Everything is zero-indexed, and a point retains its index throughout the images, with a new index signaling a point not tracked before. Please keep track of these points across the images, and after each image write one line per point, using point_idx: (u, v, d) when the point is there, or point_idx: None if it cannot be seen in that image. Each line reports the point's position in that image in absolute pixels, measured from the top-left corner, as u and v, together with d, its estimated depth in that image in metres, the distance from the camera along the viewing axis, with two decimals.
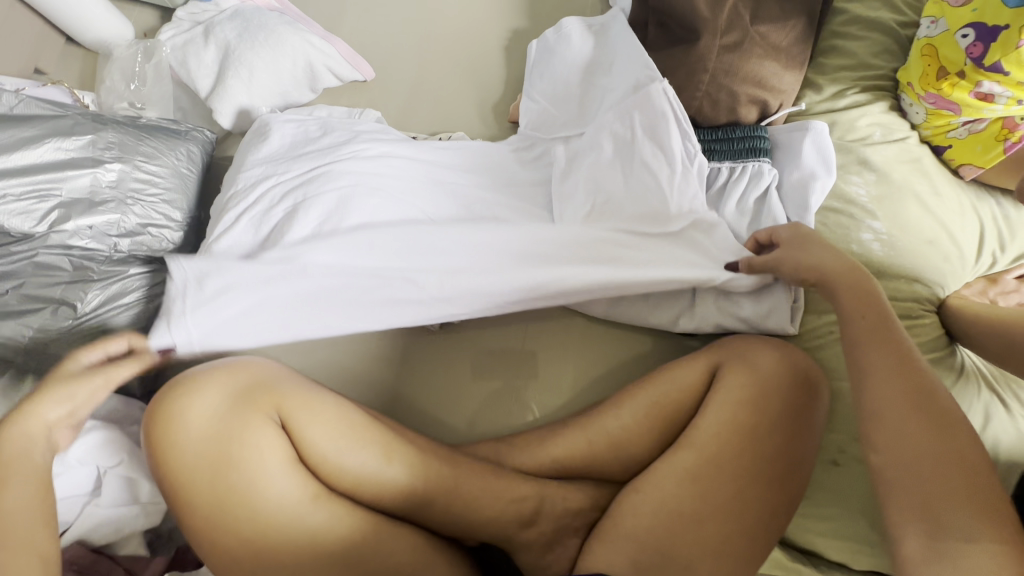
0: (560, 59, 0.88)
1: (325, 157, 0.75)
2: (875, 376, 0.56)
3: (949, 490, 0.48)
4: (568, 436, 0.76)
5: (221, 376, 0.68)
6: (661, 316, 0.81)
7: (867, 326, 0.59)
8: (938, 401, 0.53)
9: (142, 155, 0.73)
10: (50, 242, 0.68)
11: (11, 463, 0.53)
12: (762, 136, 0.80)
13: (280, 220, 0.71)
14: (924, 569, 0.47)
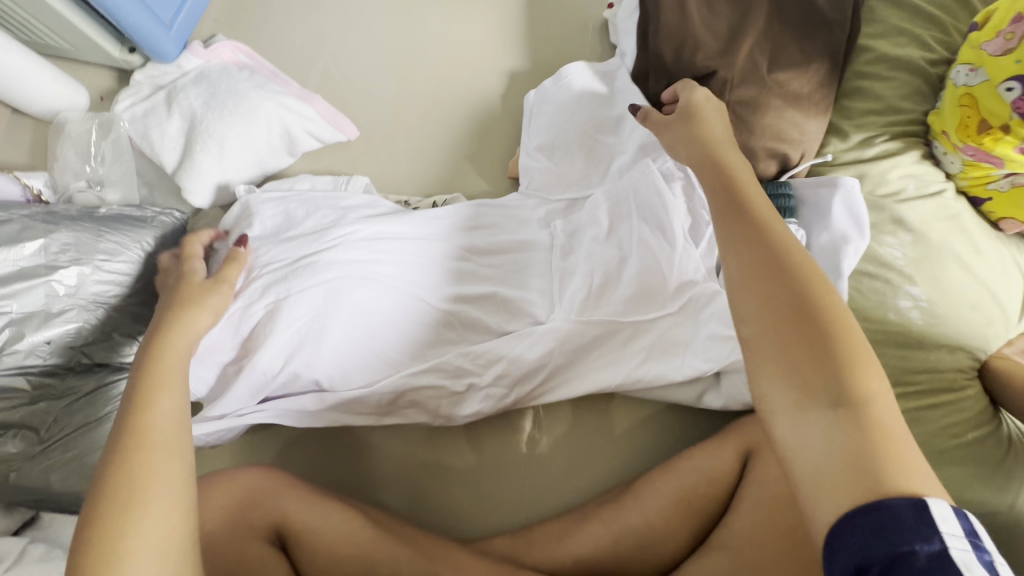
0: (564, 111, 0.81)
1: (309, 244, 0.67)
2: (729, 237, 0.48)
3: (808, 360, 0.40)
4: (589, 532, 0.70)
5: (225, 482, 0.63)
6: (684, 392, 0.75)
7: (722, 203, 0.50)
8: (798, 268, 0.44)
9: (104, 254, 0.65)
10: (1, 367, 0.60)
11: (159, 455, 0.46)
12: (786, 193, 0.73)
13: (262, 321, 0.64)
14: (795, 434, 0.39)
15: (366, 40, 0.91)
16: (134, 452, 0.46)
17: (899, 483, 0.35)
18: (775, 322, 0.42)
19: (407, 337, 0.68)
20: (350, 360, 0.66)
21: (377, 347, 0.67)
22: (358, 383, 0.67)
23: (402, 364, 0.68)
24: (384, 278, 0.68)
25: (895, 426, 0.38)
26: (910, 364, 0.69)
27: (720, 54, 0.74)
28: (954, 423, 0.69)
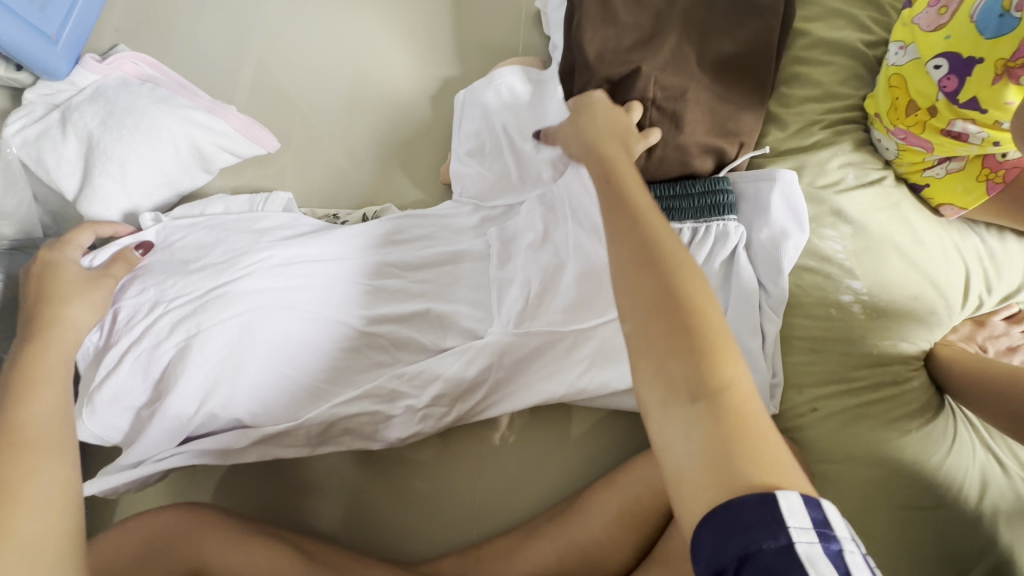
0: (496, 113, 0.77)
1: (219, 273, 0.63)
2: (612, 235, 0.49)
3: (673, 355, 0.41)
4: (537, 551, 0.67)
5: (135, 523, 0.61)
6: (630, 400, 0.73)
7: (608, 204, 0.52)
8: (670, 262, 0.45)
9: None
10: None
11: (38, 451, 0.47)
12: (724, 188, 0.71)
13: (172, 361, 0.60)
14: (662, 428, 0.39)
15: (285, 42, 0.86)
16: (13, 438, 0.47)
17: (755, 474, 0.35)
18: (647, 319, 0.43)
19: (331, 364, 0.65)
20: (272, 395, 0.63)
21: (301, 378, 0.63)
22: (282, 417, 0.63)
23: (329, 392, 0.65)
24: (303, 307, 0.64)
25: (757, 415, 0.38)
26: (852, 361, 0.68)
27: (652, 45, 0.70)
28: (897, 418, 0.67)
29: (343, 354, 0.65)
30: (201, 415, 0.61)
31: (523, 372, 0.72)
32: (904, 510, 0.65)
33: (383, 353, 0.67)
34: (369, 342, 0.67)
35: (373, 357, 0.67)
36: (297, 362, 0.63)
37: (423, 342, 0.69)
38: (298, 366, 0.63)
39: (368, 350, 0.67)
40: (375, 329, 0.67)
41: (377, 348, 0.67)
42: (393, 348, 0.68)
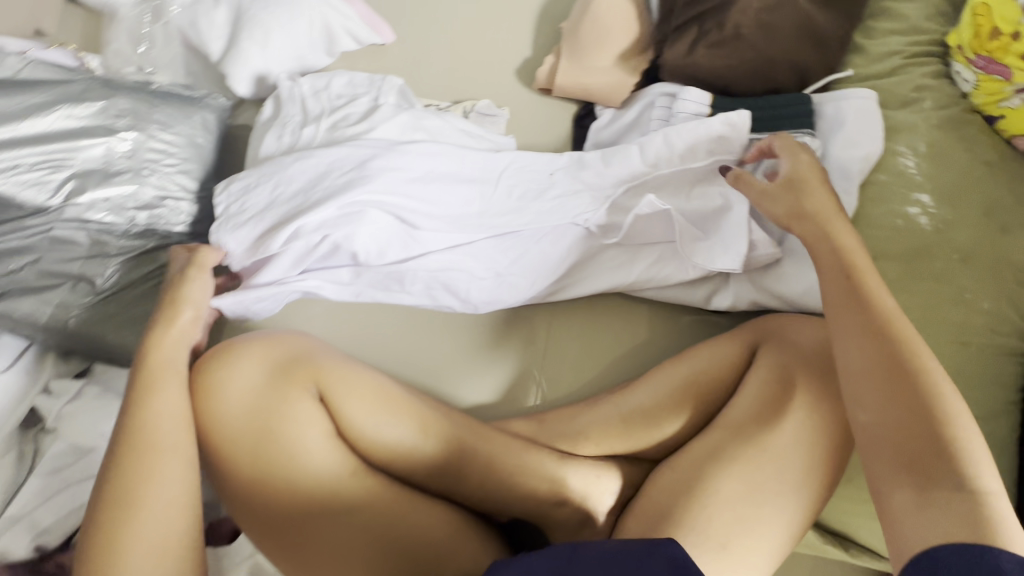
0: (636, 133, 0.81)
1: (351, 127, 0.73)
2: (850, 327, 0.56)
3: (916, 423, 0.50)
4: (601, 414, 0.73)
5: (259, 348, 0.64)
6: (694, 294, 0.78)
7: (847, 293, 0.57)
8: (913, 363, 0.52)
9: (157, 124, 0.70)
10: (66, 216, 0.66)
11: (155, 454, 0.55)
12: (804, 103, 0.76)
13: (303, 186, 0.70)
14: (907, 521, 0.47)
15: None
16: (138, 467, 0.55)
17: (1000, 541, 0.43)
18: (882, 377, 0.52)
19: (439, 220, 0.73)
20: (387, 238, 0.70)
21: (416, 229, 0.72)
22: (392, 258, 0.72)
23: (432, 240, 0.73)
24: (421, 163, 0.72)
25: (977, 460, 0.48)
26: (917, 272, 0.71)
27: None
28: (961, 330, 0.70)
29: (516, 272, 0.76)
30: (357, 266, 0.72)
31: (596, 254, 0.78)
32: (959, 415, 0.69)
33: (531, 253, 0.76)
34: (549, 271, 0.77)
35: (535, 275, 0.76)
36: (498, 288, 0.76)
37: (525, 214, 0.75)
38: (495, 287, 0.75)
39: (539, 275, 0.76)
40: (539, 249, 0.76)
41: (534, 253, 0.76)
42: (518, 233, 0.75)
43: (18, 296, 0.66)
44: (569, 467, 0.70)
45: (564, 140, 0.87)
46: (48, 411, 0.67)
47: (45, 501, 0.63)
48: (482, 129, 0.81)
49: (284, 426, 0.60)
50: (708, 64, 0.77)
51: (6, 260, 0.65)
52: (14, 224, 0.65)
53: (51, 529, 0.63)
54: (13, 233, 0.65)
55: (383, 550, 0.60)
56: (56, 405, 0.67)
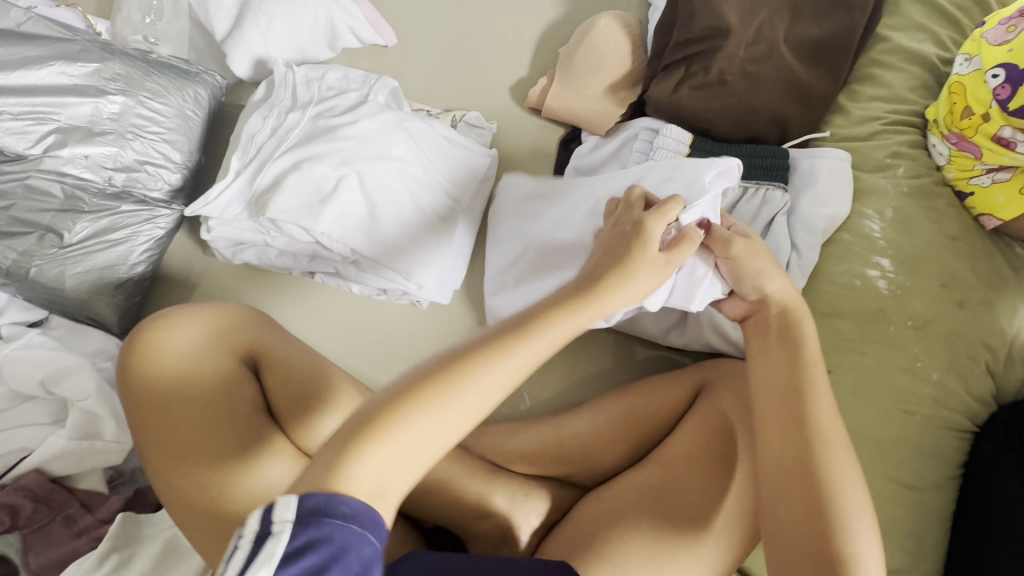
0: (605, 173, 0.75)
1: (336, 119, 0.75)
2: (771, 425, 0.55)
3: (812, 533, 0.51)
4: (539, 434, 0.73)
5: (199, 312, 0.65)
6: (653, 327, 0.78)
7: (783, 384, 0.56)
8: (824, 473, 0.52)
9: (148, 92, 0.72)
10: (43, 167, 0.67)
11: (459, 383, 0.45)
12: (780, 157, 0.77)
13: (285, 169, 0.71)
14: None
15: None
16: (456, 375, 0.45)
17: None
18: (797, 474, 0.53)
19: (387, 224, 0.72)
20: (351, 224, 0.71)
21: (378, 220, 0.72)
22: (349, 243, 0.71)
23: (365, 239, 0.71)
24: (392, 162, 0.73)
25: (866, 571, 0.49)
26: (868, 334, 0.72)
27: (743, 14, 0.78)
28: (905, 399, 0.70)
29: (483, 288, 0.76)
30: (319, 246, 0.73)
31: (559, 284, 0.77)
32: (894, 482, 0.68)
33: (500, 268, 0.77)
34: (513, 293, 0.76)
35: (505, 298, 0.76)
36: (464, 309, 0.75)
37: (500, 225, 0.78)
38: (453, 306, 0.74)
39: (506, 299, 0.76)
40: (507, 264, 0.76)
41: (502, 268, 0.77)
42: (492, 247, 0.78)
43: None
44: (495, 485, 0.70)
45: (546, 162, 0.88)
46: None
47: None
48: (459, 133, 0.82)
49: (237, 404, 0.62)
50: (693, 107, 0.79)
51: None
52: None
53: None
54: None
55: None
56: (2, 348, 0.68)
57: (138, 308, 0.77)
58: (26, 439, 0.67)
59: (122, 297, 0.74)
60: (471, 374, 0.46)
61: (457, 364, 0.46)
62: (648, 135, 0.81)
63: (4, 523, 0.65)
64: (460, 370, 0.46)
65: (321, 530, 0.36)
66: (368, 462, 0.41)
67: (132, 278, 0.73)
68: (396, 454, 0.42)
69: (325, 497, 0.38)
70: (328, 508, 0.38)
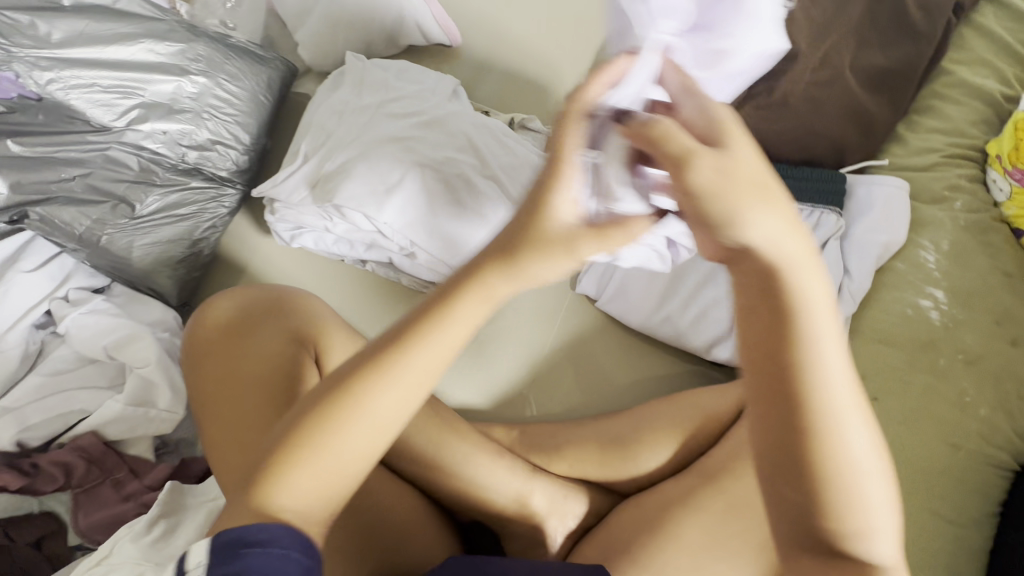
0: None
1: (401, 111, 0.77)
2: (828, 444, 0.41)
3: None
4: (580, 436, 0.74)
5: (249, 289, 0.66)
6: (696, 341, 0.80)
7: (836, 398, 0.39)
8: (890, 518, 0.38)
9: (226, 74, 0.74)
10: (124, 139, 0.70)
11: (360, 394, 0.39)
12: (837, 181, 0.77)
13: (352, 157, 0.73)
14: None
15: None
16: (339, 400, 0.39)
17: None
18: (777, 507, 0.36)
19: (432, 214, 0.72)
20: (412, 215, 0.72)
21: (437, 213, 0.73)
22: (409, 234, 0.73)
23: (411, 229, 0.73)
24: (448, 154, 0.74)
25: None
26: (917, 365, 0.72)
27: (811, 39, 0.78)
28: (953, 432, 0.70)
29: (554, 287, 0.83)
30: (377, 234, 0.74)
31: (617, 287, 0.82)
32: (937, 516, 0.68)
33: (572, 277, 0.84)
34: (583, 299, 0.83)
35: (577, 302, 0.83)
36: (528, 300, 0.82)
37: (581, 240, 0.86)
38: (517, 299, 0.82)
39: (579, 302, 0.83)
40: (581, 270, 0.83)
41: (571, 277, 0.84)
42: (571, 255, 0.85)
43: (62, 204, 0.70)
44: (535, 484, 0.70)
45: None
46: (60, 315, 0.70)
47: (42, 399, 0.67)
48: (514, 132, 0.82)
49: None
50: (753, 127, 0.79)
51: (57, 168, 0.69)
52: (76, 137, 0.68)
53: (35, 427, 0.67)
54: (73, 145, 0.68)
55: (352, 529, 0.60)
56: (69, 311, 0.70)
57: (194, 283, 0.79)
58: (85, 402, 0.69)
59: (186, 271, 0.76)
60: (367, 398, 0.39)
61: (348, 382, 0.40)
62: None
63: (57, 480, 0.66)
64: (351, 388, 0.39)
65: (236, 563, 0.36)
66: (288, 492, 0.39)
67: (194, 254, 0.75)
68: (297, 485, 0.39)
69: (244, 527, 0.38)
70: (244, 538, 0.37)
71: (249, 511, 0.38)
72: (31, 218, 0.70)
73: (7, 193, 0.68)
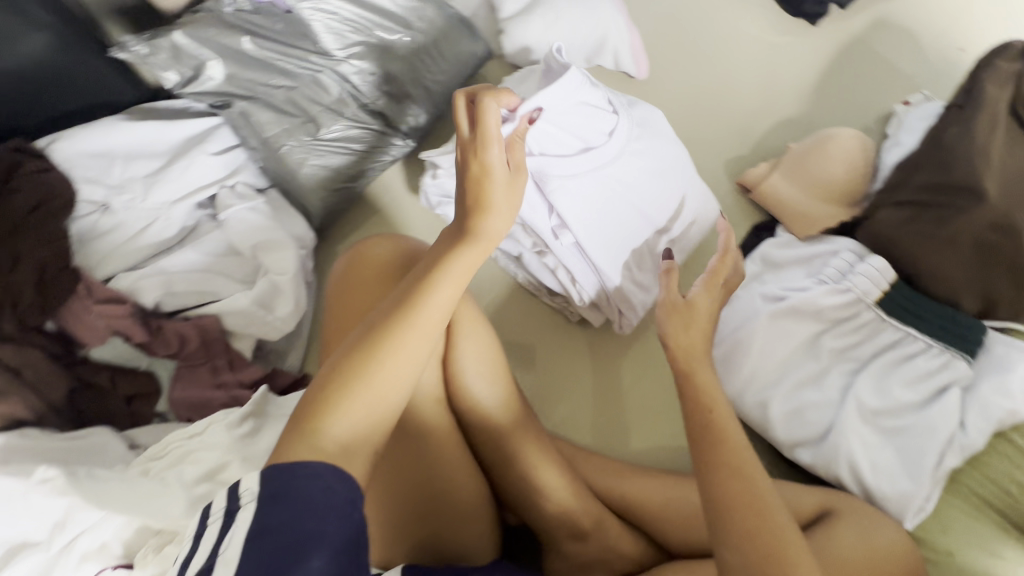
0: (803, 285, 0.83)
1: (577, 112, 0.75)
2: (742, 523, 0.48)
3: None
4: (646, 483, 0.74)
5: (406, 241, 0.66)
6: (782, 435, 0.80)
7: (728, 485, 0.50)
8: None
9: (441, 41, 0.79)
10: (337, 68, 0.74)
11: (408, 333, 0.49)
12: (977, 332, 0.77)
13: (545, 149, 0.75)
14: None
15: (693, 15, 1.01)
16: (395, 340, 0.49)
17: None
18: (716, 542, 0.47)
19: (604, 237, 0.78)
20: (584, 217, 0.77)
21: (606, 227, 0.78)
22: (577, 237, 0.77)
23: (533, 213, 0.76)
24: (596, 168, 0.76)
25: None
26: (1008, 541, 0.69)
27: (998, 188, 0.78)
28: None
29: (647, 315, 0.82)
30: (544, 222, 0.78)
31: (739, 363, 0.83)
32: None
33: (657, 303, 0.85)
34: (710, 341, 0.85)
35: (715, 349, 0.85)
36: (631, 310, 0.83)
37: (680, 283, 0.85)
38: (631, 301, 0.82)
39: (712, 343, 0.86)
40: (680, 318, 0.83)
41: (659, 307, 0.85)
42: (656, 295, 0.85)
43: (262, 106, 0.75)
44: (592, 516, 0.69)
45: (733, 243, 0.93)
46: (226, 205, 0.75)
47: (187, 273, 0.72)
48: (680, 172, 0.84)
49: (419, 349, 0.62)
50: (908, 249, 0.80)
51: (272, 73, 0.73)
52: (300, 53, 0.73)
53: (176, 295, 0.71)
54: (295, 59, 0.73)
55: (421, 503, 0.62)
56: (234, 203, 0.75)
57: (337, 211, 0.84)
58: (219, 288, 0.73)
59: (335, 199, 0.81)
60: (398, 351, 0.49)
61: (410, 303, 0.51)
62: (850, 257, 0.83)
63: (170, 348, 0.70)
64: (411, 319, 0.50)
65: (279, 485, 0.40)
66: (336, 423, 0.45)
67: (351, 188, 0.80)
68: (344, 417, 0.45)
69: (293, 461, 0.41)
70: (294, 467, 0.41)
71: (309, 429, 0.44)
72: (232, 108, 0.76)
73: (220, 80, 0.73)
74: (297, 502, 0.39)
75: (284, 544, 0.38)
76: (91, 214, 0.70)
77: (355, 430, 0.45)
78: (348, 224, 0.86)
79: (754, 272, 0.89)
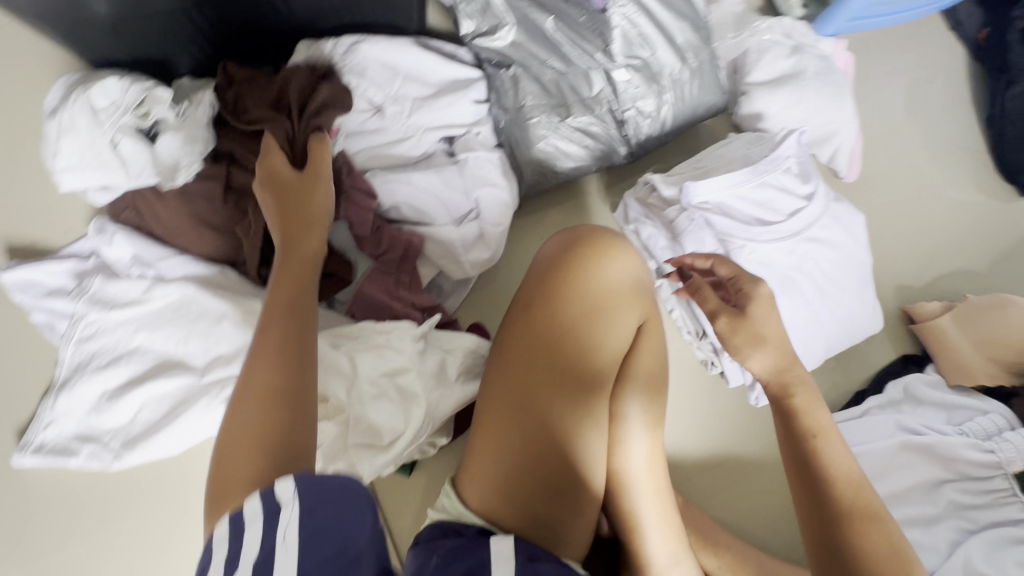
0: (941, 431, 0.84)
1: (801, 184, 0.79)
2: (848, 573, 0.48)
3: None
4: (739, 549, 0.75)
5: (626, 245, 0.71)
6: None
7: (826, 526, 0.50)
8: None
9: (699, 82, 0.85)
10: (610, 71, 0.82)
11: (280, 333, 0.54)
12: None
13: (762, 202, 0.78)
14: None
15: (907, 145, 1.05)
16: (269, 353, 0.52)
17: None
18: None
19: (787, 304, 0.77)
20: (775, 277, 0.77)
21: (791, 295, 0.78)
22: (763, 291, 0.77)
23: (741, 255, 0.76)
24: (810, 237, 0.78)
25: None
26: None
27: None
28: None
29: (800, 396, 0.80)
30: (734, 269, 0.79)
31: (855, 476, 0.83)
32: None
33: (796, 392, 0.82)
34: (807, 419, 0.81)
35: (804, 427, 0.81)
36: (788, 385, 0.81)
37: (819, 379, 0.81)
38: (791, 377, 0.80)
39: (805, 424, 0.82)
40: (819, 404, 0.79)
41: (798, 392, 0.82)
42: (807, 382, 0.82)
43: (531, 77, 0.82)
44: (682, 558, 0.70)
45: (878, 364, 0.95)
46: (468, 148, 0.82)
47: (417, 190, 0.79)
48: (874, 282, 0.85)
49: (606, 339, 0.66)
50: None
51: (554, 54, 0.80)
52: (587, 47, 0.80)
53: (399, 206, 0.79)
54: (581, 51, 0.80)
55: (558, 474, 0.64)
56: (475, 151, 0.82)
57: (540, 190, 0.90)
58: (434, 216, 0.79)
59: (545, 180, 0.86)
60: (280, 348, 0.53)
61: (279, 298, 0.56)
62: (997, 424, 0.83)
63: (377, 248, 0.77)
64: (283, 321, 0.54)
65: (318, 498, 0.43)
66: (267, 441, 0.48)
67: (566, 173, 0.85)
68: (267, 439, 0.48)
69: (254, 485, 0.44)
70: (322, 477, 0.44)
71: (247, 458, 0.48)
72: (506, 70, 0.82)
73: (508, 42, 0.80)
74: (332, 511, 0.43)
75: (330, 533, 0.42)
76: (365, 112, 0.79)
77: (278, 438, 0.49)
78: (543, 206, 0.92)
79: (892, 399, 0.89)
